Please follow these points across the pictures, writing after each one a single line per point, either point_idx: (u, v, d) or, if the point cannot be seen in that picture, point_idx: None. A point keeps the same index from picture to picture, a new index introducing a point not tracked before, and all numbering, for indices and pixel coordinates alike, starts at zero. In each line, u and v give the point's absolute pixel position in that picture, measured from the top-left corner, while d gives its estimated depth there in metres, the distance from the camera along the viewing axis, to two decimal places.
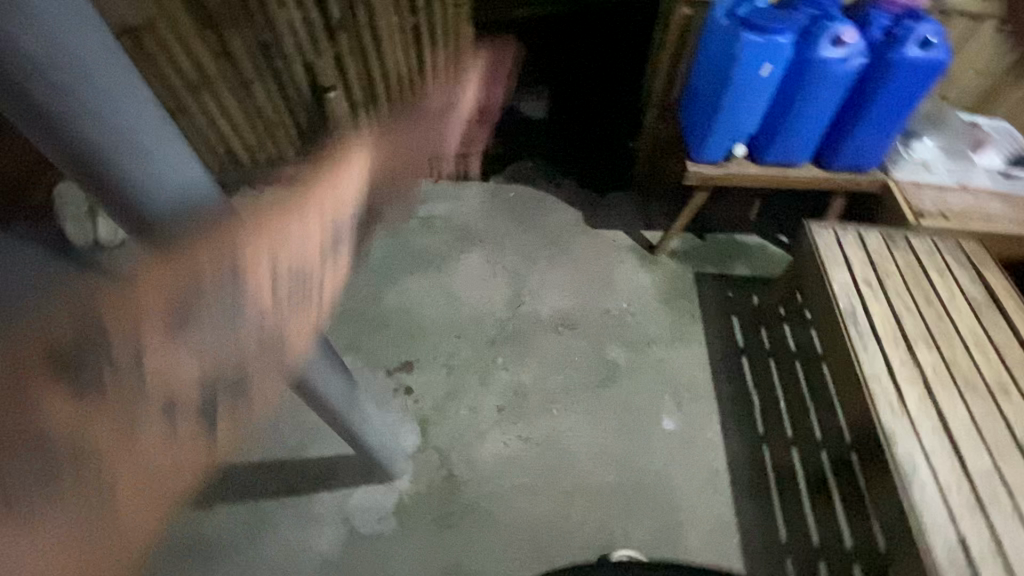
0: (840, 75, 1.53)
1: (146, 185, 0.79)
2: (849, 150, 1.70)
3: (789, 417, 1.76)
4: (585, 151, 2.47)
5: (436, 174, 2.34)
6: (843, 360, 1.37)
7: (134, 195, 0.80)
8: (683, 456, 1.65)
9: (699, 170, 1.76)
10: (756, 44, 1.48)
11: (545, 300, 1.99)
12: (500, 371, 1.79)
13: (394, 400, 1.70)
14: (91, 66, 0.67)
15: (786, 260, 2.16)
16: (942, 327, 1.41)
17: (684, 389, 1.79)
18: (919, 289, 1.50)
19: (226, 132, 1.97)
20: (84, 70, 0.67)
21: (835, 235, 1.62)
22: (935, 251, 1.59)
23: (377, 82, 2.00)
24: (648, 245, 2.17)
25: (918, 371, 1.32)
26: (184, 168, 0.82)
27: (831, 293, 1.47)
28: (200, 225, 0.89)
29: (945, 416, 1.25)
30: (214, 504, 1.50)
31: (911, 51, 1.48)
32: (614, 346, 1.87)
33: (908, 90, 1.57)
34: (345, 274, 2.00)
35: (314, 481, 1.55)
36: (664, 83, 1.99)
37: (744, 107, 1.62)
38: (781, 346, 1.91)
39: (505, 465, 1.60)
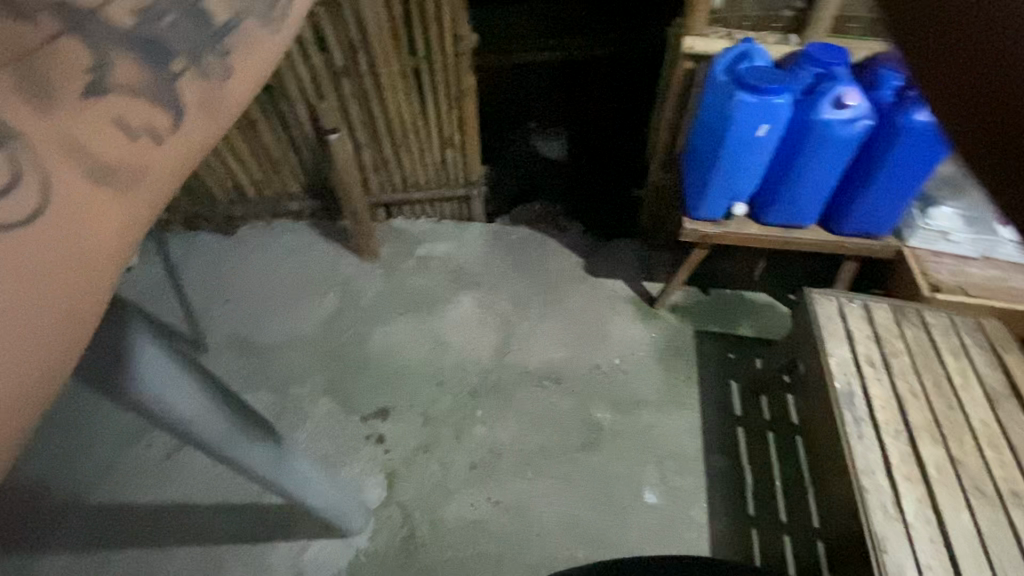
0: (843, 139, 1.45)
1: (187, 414, 0.93)
2: (857, 214, 1.60)
3: (783, 498, 1.63)
4: (591, 196, 2.42)
5: (439, 215, 2.26)
6: (838, 453, 1.32)
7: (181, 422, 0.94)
8: (661, 534, 1.55)
9: (696, 228, 1.70)
10: (752, 105, 1.42)
11: (532, 350, 1.89)
12: (477, 425, 1.72)
13: (363, 449, 1.67)
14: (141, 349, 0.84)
15: (787, 314, 2.03)
16: (951, 419, 1.36)
17: (671, 460, 1.67)
18: (928, 372, 1.44)
19: (233, 166, 1.99)
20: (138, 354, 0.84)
21: (839, 306, 1.55)
22: (952, 329, 1.52)
23: (380, 127, 1.93)
24: (648, 296, 2.04)
25: (919, 468, 1.28)
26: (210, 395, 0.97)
27: (826, 372, 1.43)
28: (220, 430, 1.01)
29: (944, 523, 1.21)
30: (173, 547, 1.49)
31: (923, 114, 1.37)
32: (601, 406, 1.77)
33: (926, 156, 1.45)
34: (335, 312, 1.97)
35: (272, 530, 1.52)
36: (669, 134, 1.89)
37: (742, 167, 1.56)
38: (781, 417, 1.78)
39: (471, 529, 1.54)
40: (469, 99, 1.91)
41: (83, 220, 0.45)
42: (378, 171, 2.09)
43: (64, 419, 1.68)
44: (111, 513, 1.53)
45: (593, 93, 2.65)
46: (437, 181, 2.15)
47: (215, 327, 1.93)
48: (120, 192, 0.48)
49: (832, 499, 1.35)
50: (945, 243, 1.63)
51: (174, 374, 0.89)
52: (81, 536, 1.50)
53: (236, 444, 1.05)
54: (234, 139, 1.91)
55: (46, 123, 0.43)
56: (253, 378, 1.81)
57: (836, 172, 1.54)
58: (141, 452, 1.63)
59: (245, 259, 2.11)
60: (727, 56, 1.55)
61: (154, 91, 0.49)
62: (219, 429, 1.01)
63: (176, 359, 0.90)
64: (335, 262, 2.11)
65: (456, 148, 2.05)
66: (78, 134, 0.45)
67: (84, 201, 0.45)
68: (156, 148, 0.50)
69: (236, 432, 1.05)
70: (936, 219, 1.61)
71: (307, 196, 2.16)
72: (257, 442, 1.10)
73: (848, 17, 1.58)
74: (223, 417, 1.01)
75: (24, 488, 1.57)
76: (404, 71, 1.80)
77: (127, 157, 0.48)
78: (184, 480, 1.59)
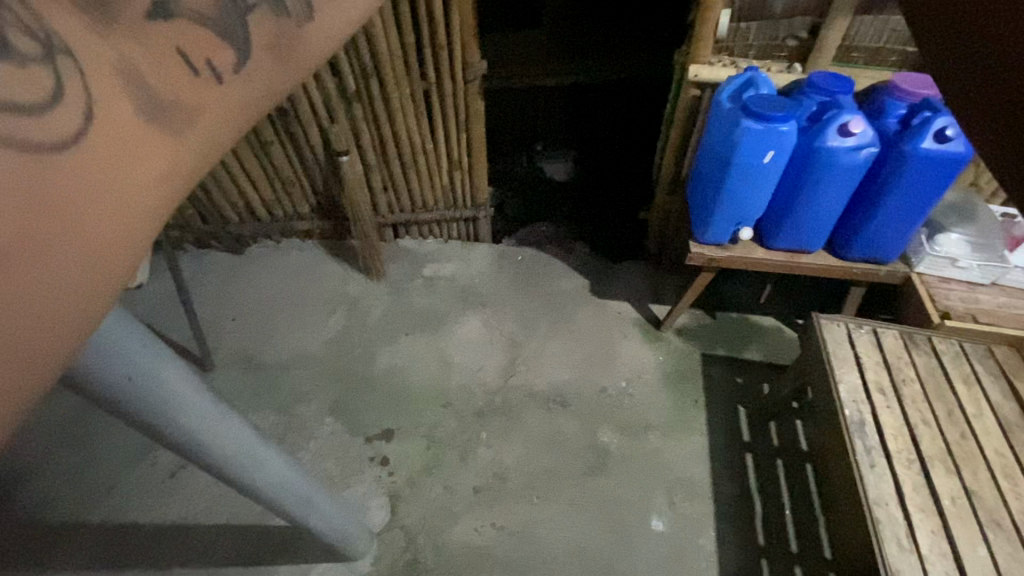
0: (849, 166, 1.46)
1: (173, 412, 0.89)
2: (864, 240, 1.61)
3: (794, 527, 1.60)
4: (598, 219, 2.43)
5: (446, 235, 2.29)
6: (849, 481, 1.30)
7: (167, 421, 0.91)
8: (669, 563, 1.52)
9: (703, 252, 1.70)
10: (757, 131, 1.43)
11: (538, 371, 1.89)
12: (482, 448, 1.71)
13: (367, 470, 1.66)
14: (123, 341, 0.78)
15: (796, 338, 2.01)
16: (965, 448, 1.34)
17: (678, 486, 1.65)
18: (940, 400, 1.42)
19: (246, 187, 2.03)
20: (120, 346, 0.78)
21: (848, 331, 1.54)
22: (962, 357, 1.51)
23: (390, 149, 1.96)
24: (654, 319, 2.04)
25: (933, 500, 1.26)
26: (198, 394, 0.93)
27: (836, 399, 1.41)
28: (210, 433, 0.97)
29: (962, 558, 1.18)
30: (174, 568, 1.47)
31: (928, 142, 1.38)
32: (607, 430, 1.75)
33: (933, 183, 1.45)
34: (341, 331, 1.98)
35: (274, 553, 1.50)
36: (676, 158, 1.91)
37: (748, 192, 1.57)
38: (791, 444, 1.75)
39: (474, 555, 1.52)
40: (477, 122, 1.94)
41: (140, 152, 0.41)
42: (387, 192, 2.11)
43: (70, 437, 1.69)
44: (114, 532, 1.53)
45: (601, 118, 2.69)
46: (445, 202, 2.17)
47: (223, 345, 1.93)
48: (177, 131, 0.43)
49: (844, 529, 1.32)
50: (953, 269, 1.62)
51: (138, 347, 0.81)
52: (83, 554, 1.49)
53: (227, 445, 1.01)
54: (247, 160, 1.94)
55: (107, 49, 0.41)
56: (258, 397, 1.81)
57: (842, 198, 1.55)
58: (145, 470, 1.63)
59: (254, 277, 2.13)
60: (732, 84, 1.57)
61: (223, 22, 0.45)
62: (187, 415, 0.92)
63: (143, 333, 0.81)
64: (343, 282, 2.13)
65: (465, 170, 2.07)
66: (131, 58, 0.42)
67: (129, 131, 0.41)
68: (213, 88, 0.45)
69: (228, 441, 1.01)
70: (943, 245, 1.61)
71: (317, 216, 2.19)
72: (249, 445, 1.06)
73: (851, 46, 1.61)
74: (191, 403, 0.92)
75: (27, 505, 1.57)
76: (414, 95, 1.84)
77: (184, 95, 0.43)
78: (187, 500, 1.58)
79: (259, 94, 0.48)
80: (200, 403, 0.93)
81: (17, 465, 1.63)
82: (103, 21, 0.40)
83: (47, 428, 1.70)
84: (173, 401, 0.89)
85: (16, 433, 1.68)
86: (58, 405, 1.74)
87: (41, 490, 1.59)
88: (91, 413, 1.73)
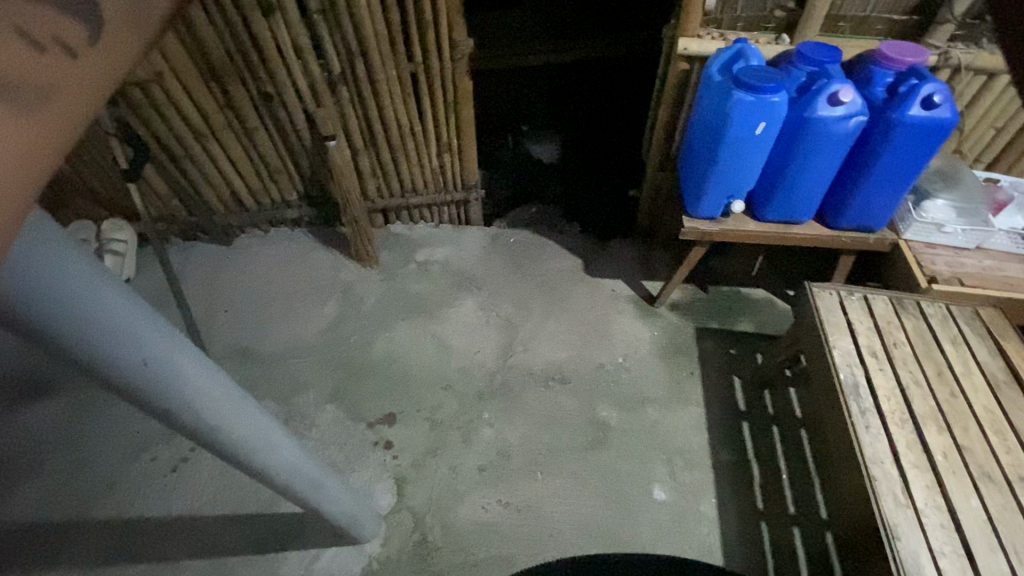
0: (839, 135, 1.48)
1: (142, 355, 0.80)
2: (852, 209, 1.64)
3: (790, 490, 1.64)
4: (588, 198, 2.43)
5: (437, 219, 2.27)
6: (846, 443, 1.35)
7: (144, 370, 0.82)
8: (672, 530, 1.56)
9: (696, 226, 1.72)
10: (748, 103, 1.43)
11: (536, 350, 1.90)
12: (485, 427, 1.73)
13: (372, 454, 1.67)
14: (42, 249, 0.65)
15: (788, 310, 2.04)
16: (955, 406, 1.39)
17: (678, 456, 1.69)
18: (929, 361, 1.47)
19: (231, 176, 1.99)
20: (40, 257, 0.65)
21: (839, 299, 1.58)
22: (949, 318, 1.55)
23: (378, 133, 1.93)
24: (648, 295, 2.06)
25: (926, 456, 1.31)
26: (173, 339, 0.86)
27: (832, 365, 1.45)
28: (212, 409, 0.95)
29: (954, 508, 1.23)
30: (183, 559, 1.47)
31: (915, 109, 1.40)
32: (606, 405, 1.78)
33: (920, 150, 1.47)
34: (338, 318, 1.97)
35: (282, 539, 1.51)
36: (665, 134, 1.91)
37: (740, 165, 1.58)
38: (785, 412, 1.80)
39: (483, 532, 1.54)
40: (467, 102, 1.90)
41: None
42: (376, 177, 2.08)
43: (66, 436, 1.66)
44: (118, 527, 1.52)
45: (587, 100, 2.69)
46: (435, 185, 2.15)
47: (218, 337, 1.91)
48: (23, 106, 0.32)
49: (841, 488, 1.37)
50: (939, 235, 1.67)
51: (102, 275, 0.74)
52: (89, 551, 1.48)
53: (229, 420, 0.99)
54: (232, 148, 1.90)
55: None
56: (255, 387, 1.79)
57: (832, 168, 1.56)
58: (146, 465, 1.62)
59: (243, 268, 2.10)
60: (722, 57, 1.57)
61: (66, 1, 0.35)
62: (147, 341, 0.80)
63: (104, 274, 0.75)
64: (336, 269, 2.11)
65: (454, 152, 2.05)
66: None
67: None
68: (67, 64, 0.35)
69: (237, 419, 1.01)
70: (928, 212, 1.66)
71: (305, 204, 2.16)
72: (252, 424, 1.05)
73: (838, 16, 1.63)
74: (151, 358, 0.82)
75: (27, 506, 1.55)
76: (401, 77, 1.80)
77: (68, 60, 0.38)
78: (191, 491, 1.58)
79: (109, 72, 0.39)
80: (173, 351, 0.86)
81: (14, 466, 1.61)
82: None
83: (43, 429, 1.68)
84: (144, 344, 0.80)
85: (12, 434, 1.66)
86: (54, 404, 1.72)
87: (38, 490, 1.57)
88: (89, 411, 1.71)
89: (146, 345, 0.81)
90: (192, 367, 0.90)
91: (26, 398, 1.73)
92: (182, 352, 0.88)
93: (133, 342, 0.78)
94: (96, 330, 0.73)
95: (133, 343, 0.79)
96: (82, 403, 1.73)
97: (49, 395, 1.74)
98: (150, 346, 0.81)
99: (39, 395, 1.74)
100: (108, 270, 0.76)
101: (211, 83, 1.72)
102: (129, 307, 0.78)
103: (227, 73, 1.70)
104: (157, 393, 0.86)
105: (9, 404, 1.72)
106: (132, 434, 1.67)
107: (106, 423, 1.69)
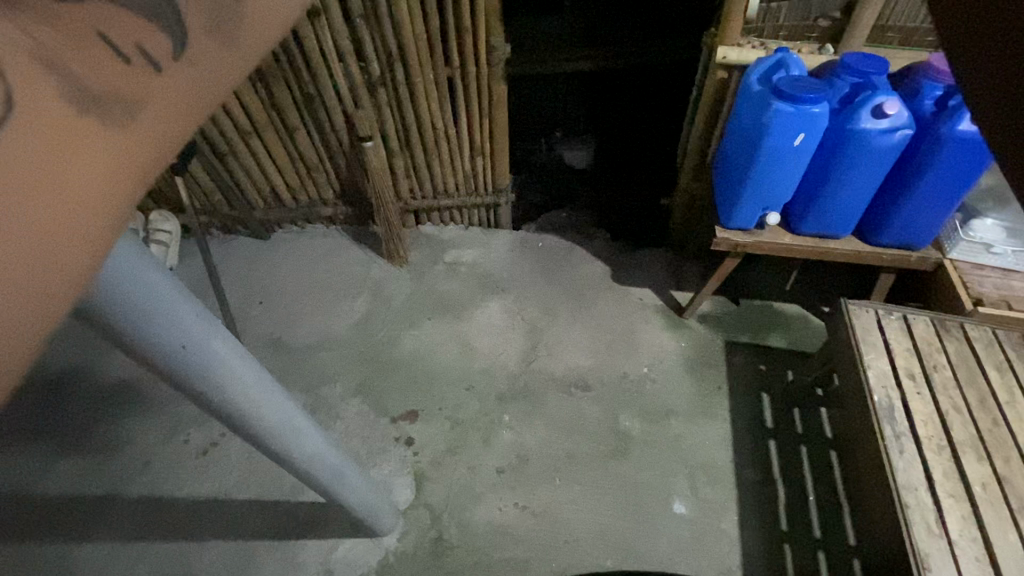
0: (882, 149, 1.43)
1: (184, 341, 0.84)
2: (894, 226, 1.58)
3: (818, 513, 1.59)
4: (619, 205, 2.42)
5: (467, 221, 2.30)
6: (877, 467, 1.30)
7: (184, 355, 0.86)
8: (691, 546, 1.53)
9: (728, 237, 1.69)
10: (788, 114, 1.41)
11: (560, 356, 1.90)
12: (505, 430, 1.73)
13: (393, 450, 1.70)
14: None
15: (823, 328, 1.98)
16: (998, 435, 1.32)
17: (700, 470, 1.66)
18: (971, 386, 1.40)
19: (272, 173, 2.06)
20: None
21: (876, 318, 1.53)
22: (995, 343, 1.48)
23: (413, 135, 1.96)
24: (676, 306, 2.03)
25: (963, 485, 1.25)
26: (215, 329, 0.90)
27: (866, 386, 1.40)
28: (246, 396, 0.99)
29: (991, 542, 1.17)
30: (209, 540, 1.53)
31: (965, 124, 1.35)
32: (628, 414, 1.76)
33: (969, 167, 1.42)
34: (366, 314, 2.01)
35: (304, 527, 1.55)
36: (700, 144, 1.89)
37: (776, 177, 1.55)
38: (815, 432, 1.74)
39: (499, 533, 1.54)
40: (501, 107, 1.93)
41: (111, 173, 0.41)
42: (409, 178, 2.12)
43: (107, 415, 1.74)
44: (150, 505, 1.58)
45: (622, 107, 2.69)
46: (466, 188, 2.18)
47: (252, 327, 1.98)
48: (118, 124, 0.42)
49: (871, 513, 1.32)
50: (988, 256, 1.60)
51: (146, 265, 0.76)
52: (123, 526, 1.55)
53: (260, 407, 1.03)
54: (273, 146, 1.97)
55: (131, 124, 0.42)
56: (285, 378, 1.85)
57: (874, 182, 1.52)
58: (178, 447, 1.68)
59: (279, 262, 2.17)
60: (762, 66, 1.54)
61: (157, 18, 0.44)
62: (188, 326, 0.84)
63: (142, 261, 0.76)
64: (367, 266, 2.16)
65: (487, 156, 2.07)
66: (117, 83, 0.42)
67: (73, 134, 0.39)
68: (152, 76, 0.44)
69: (267, 408, 1.04)
70: (977, 231, 1.58)
71: (340, 202, 2.21)
72: (282, 413, 1.08)
73: (885, 26, 1.58)
74: (194, 344, 0.86)
75: (69, 479, 1.63)
76: (438, 81, 1.84)
77: (128, 85, 0.42)
78: (220, 474, 1.63)
79: (203, 79, 0.47)
80: (213, 339, 0.89)
81: (58, 440, 1.70)
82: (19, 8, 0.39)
83: (86, 407, 1.76)
84: (186, 331, 0.84)
85: (58, 410, 1.76)
86: (97, 383, 1.81)
87: (78, 465, 1.65)
88: (128, 392, 1.79)
89: (188, 332, 0.84)
90: (230, 355, 0.94)
91: (72, 376, 1.83)
92: (213, 337, 0.89)
93: (178, 327, 0.83)
94: (140, 312, 0.77)
95: (175, 329, 0.82)
96: (123, 384, 1.81)
97: (94, 374, 1.83)
98: (191, 332, 0.85)
99: (83, 374, 1.83)
100: (147, 253, 0.77)
101: (257, 83, 1.79)
102: (175, 297, 0.82)
103: (272, 74, 1.76)
104: (193, 376, 0.89)
105: (56, 381, 1.81)
106: (167, 416, 1.74)
107: (143, 405, 1.76)
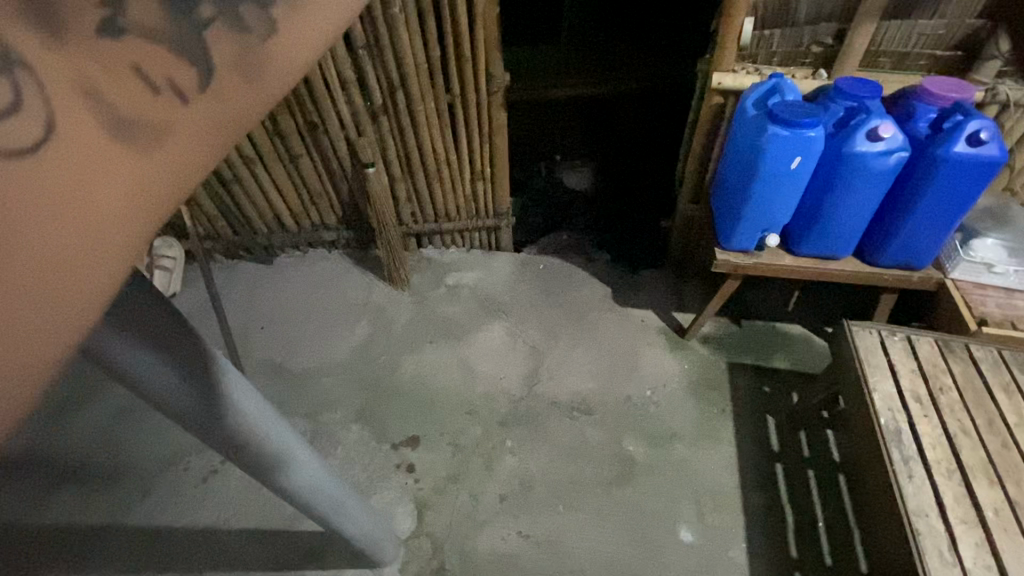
0: (878, 171, 1.45)
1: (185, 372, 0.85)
2: (893, 246, 1.58)
3: (828, 540, 1.56)
4: (619, 228, 2.43)
5: (468, 245, 2.30)
6: (886, 493, 1.27)
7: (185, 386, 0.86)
8: (699, 574, 1.50)
9: (728, 258, 1.69)
10: (783, 137, 1.42)
11: (562, 380, 1.88)
12: (507, 456, 1.71)
13: (395, 477, 1.68)
14: None
15: (826, 349, 1.97)
16: (1008, 458, 1.30)
17: (706, 496, 1.63)
18: (979, 408, 1.39)
19: (275, 198, 2.08)
20: None
21: (880, 339, 1.52)
22: (1001, 364, 1.47)
23: (415, 160, 1.99)
24: (678, 327, 2.02)
25: (976, 511, 1.22)
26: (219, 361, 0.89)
27: (872, 408, 1.38)
28: (245, 425, 0.98)
29: (1007, 571, 1.14)
30: (206, 572, 1.50)
31: (960, 146, 1.37)
32: (632, 439, 1.74)
33: (965, 188, 1.43)
34: (367, 339, 2.01)
35: (304, 558, 1.52)
36: (697, 166, 1.90)
37: (775, 200, 1.56)
38: (822, 455, 1.72)
39: (502, 563, 1.51)
40: (501, 133, 1.96)
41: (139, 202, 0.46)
42: (411, 202, 2.14)
43: (106, 443, 1.73)
44: (148, 536, 1.56)
45: (620, 131, 2.72)
46: (467, 213, 2.20)
47: (254, 352, 1.98)
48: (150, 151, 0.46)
49: (882, 540, 1.29)
50: (989, 275, 1.59)
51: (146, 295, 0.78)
52: (118, 558, 1.53)
53: (255, 437, 1.01)
54: (277, 172, 2.00)
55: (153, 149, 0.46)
56: (286, 404, 1.84)
57: (872, 202, 1.52)
58: (178, 475, 1.67)
59: (282, 287, 2.18)
60: (758, 91, 1.56)
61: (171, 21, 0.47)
62: (189, 356, 0.85)
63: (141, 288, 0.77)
64: (368, 290, 2.16)
65: (487, 180, 2.09)
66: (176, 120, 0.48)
67: (86, 163, 0.43)
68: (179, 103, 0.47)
69: (267, 437, 1.03)
70: (977, 251, 1.59)
71: (343, 227, 2.23)
72: (280, 440, 1.06)
73: (876, 51, 1.62)
74: (189, 372, 0.85)
75: (67, 509, 1.61)
76: (439, 108, 1.87)
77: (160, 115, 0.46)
78: (219, 503, 1.61)
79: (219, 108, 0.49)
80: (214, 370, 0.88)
81: (56, 469, 1.68)
82: (49, 34, 0.42)
83: (86, 436, 1.75)
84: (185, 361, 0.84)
85: (57, 439, 1.74)
86: (97, 411, 1.80)
87: (75, 493, 1.64)
88: (127, 419, 1.78)
89: (185, 363, 0.84)
90: (232, 385, 0.93)
91: (74, 402, 1.82)
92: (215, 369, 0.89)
93: (177, 357, 0.83)
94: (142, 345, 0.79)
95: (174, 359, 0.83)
96: (123, 411, 1.80)
97: (94, 401, 1.82)
98: (192, 362, 0.85)
99: (83, 402, 1.82)
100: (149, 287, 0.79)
101: None
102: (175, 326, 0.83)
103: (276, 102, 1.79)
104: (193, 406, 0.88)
105: (54, 409, 1.80)
106: (167, 443, 1.73)
107: (143, 433, 1.75)
